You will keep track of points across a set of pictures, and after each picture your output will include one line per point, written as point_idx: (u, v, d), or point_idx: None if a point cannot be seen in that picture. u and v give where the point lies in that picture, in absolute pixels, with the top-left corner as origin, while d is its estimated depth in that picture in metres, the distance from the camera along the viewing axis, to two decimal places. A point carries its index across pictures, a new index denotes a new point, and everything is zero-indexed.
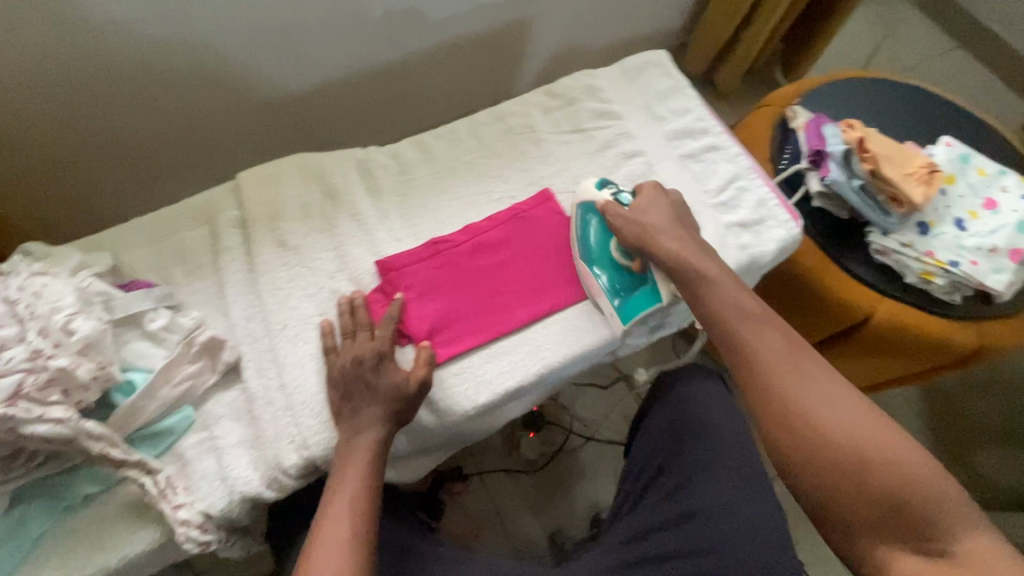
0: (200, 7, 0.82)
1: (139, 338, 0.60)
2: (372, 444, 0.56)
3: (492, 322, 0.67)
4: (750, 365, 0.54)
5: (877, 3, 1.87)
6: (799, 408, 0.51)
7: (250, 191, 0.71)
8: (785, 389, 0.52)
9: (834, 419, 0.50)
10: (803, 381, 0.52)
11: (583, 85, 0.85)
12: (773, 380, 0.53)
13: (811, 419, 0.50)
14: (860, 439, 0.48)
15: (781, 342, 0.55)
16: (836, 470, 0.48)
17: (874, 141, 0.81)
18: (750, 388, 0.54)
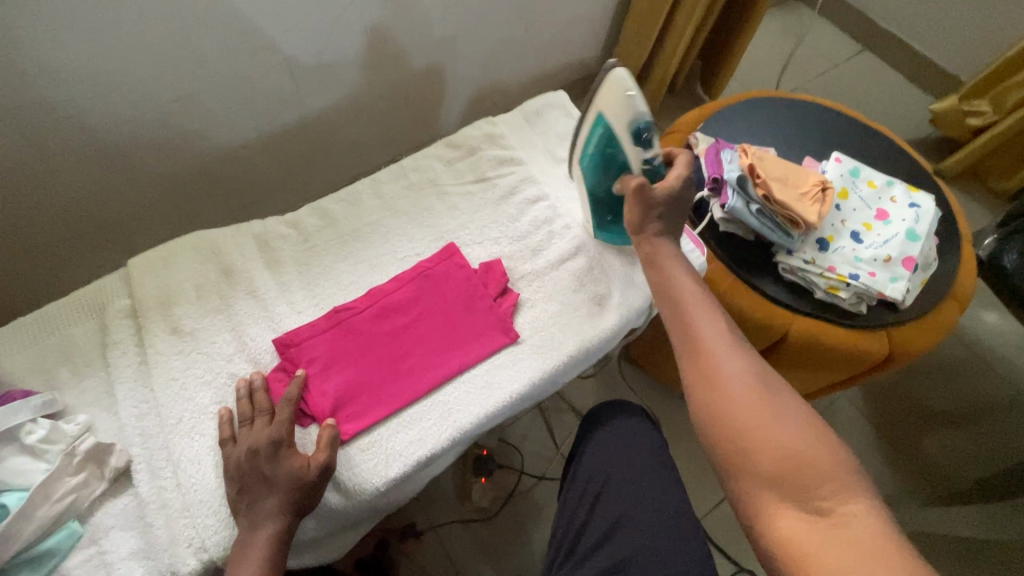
0: (82, 90, 0.80)
1: (15, 454, 0.56)
2: (265, 544, 0.53)
3: (401, 388, 0.66)
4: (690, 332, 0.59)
5: (784, 15, 1.96)
6: (729, 369, 0.55)
7: (139, 278, 0.69)
8: (716, 356, 0.57)
9: (762, 388, 0.54)
10: (739, 353, 0.57)
11: (483, 134, 0.86)
12: (709, 343, 0.57)
13: (733, 383, 0.55)
14: (771, 407, 0.53)
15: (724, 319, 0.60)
16: (754, 428, 0.52)
17: (767, 166, 0.84)
18: (686, 346, 0.59)
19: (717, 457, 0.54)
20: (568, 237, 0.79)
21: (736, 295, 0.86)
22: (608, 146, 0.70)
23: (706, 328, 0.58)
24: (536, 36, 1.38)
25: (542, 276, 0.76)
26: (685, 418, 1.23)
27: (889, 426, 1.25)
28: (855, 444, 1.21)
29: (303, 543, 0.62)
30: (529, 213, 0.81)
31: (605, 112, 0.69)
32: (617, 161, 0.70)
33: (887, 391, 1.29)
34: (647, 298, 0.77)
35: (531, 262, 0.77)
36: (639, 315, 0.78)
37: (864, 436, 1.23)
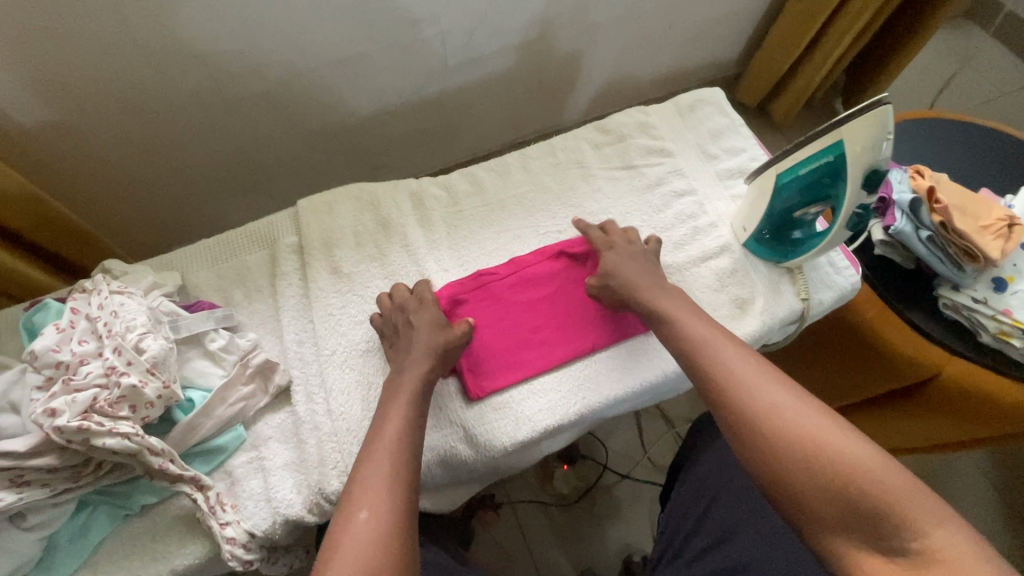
0: (276, 41, 0.87)
1: (200, 357, 0.63)
2: (393, 434, 0.53)
3: (538, 358, 0.67)
4: (708, 373, 0.55)
5: (948, 34, 1.79)
6: (740, 404, 0.51)
7: (307, 218, 0.75)
8: (748, 398, 0.51)
9: (764, 416, 0.50)
10: (742, 385, 0.52)
11: (635, 122, 0.85)
12: (722, 385, 0.53)
13: (776, 419, 0.49)
14: (811, 436, 0.47)
15: (718, 355, 0.56)
16: (774, 463, 0.48)
17: (944, 190, 0.77)
18: (714, 389, 0.54)
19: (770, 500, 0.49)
20: (714, 237, 0.77)
21: (882, 324, 0.80)
22: (827, 176, 0.62)
23: (720, 367, 0.55)
24: (678, 32, 1.34)
25: (683, 271, 0.74)
26: None
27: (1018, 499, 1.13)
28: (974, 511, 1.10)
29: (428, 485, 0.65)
30: (674, 206, 0.79)
31: (848, 141, 0.58)
32: (826, 192, 0.63)
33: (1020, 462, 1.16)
34: (792, 312, 0.73)
35: (672, 256, 0.76)
36: (779, 328, 0.74)
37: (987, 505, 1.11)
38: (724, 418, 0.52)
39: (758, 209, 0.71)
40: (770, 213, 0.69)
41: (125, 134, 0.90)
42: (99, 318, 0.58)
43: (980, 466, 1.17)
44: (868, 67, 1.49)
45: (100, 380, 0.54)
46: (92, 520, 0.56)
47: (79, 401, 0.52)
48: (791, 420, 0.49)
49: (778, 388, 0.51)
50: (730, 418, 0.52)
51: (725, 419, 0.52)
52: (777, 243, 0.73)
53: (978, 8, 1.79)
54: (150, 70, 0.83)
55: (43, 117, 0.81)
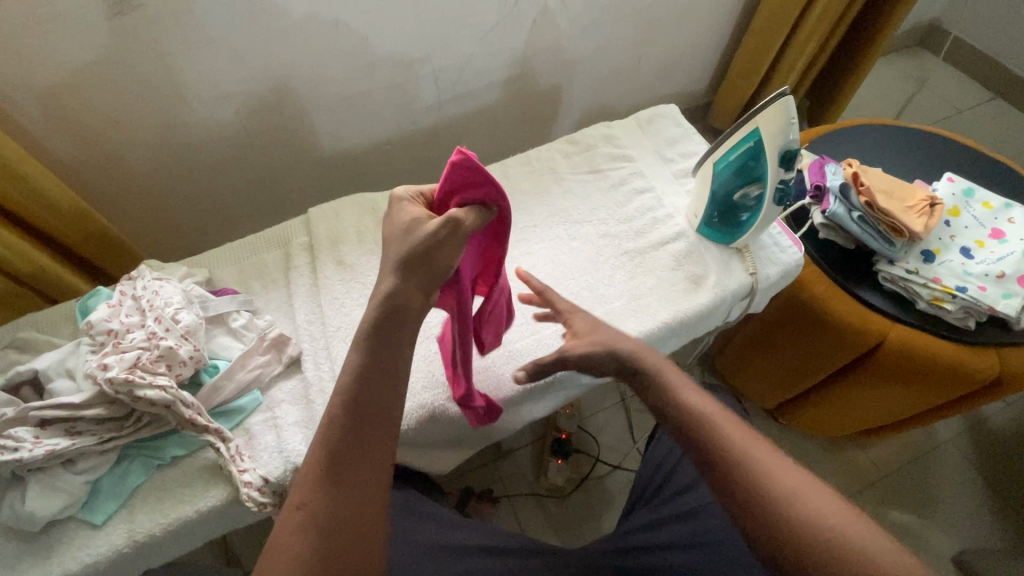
0: (290, 81, 1.03)
1: (224, 333, 0.74)
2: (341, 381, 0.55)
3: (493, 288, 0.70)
4: (729, 466, 0.54)
5: (903, 61, 1.95)
6: (787, 514, 0.50)
7: (316, 221, 0.87)
8: (776, 498, 0.51)
9: (784, 507, 0.50)
10: (757, 472, 0.53)
11: (600, 135, 0.98)
12: (741, 470, 0.53)
13: (807, 523, 0.49)
14: (845, 540, 0.48)
15: (726, 434, 0.55)
16: (801, 557, 0.48)
17: (870, 178, 0.87)
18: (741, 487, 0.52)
19: None
20: (671, 225, 0.87)
21: (832, 298, 0.88)
22: (751, 160, 0.74)
23: (740, 460, 0.53)
24: (648, 66, 1.50)
25: (644, 255, 0.85)
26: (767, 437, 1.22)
27: (995, 479, 1.18)
28: (953, 491, 1.15)
29: (423, 444, 0.74)
30: (635, 202, 0.91)
31: (762, 128, 0.71)
32: (752, 174, 0.75)
33: (995, 444, 1.22)
34: (742, 285, 0.82)
35: (635, 242, 0.86)
36: (731, 302, 0.84)
37: (965, 486, 1.16)
38: (757, 525, 0.51)
39: (703, 195, 0.82)
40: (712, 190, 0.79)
41: (161, 163, 1.04)
42: (142, 297, 0.69)
43: (961, 448, 1.21)
44: (825, 90, 1.64)
45: (141, 344, 0.64)
46: (129, 469, 0.65)
47: (126, 358, 0.62)
48: (811, 510, 0.50)
49: (794, 473, 0.52)
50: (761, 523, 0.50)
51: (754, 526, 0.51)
52: (725, 225, 0.82)
53: (930, 36, 1.96)
54: (184, 108, 0.98)
55: (94, 149, 0.96)
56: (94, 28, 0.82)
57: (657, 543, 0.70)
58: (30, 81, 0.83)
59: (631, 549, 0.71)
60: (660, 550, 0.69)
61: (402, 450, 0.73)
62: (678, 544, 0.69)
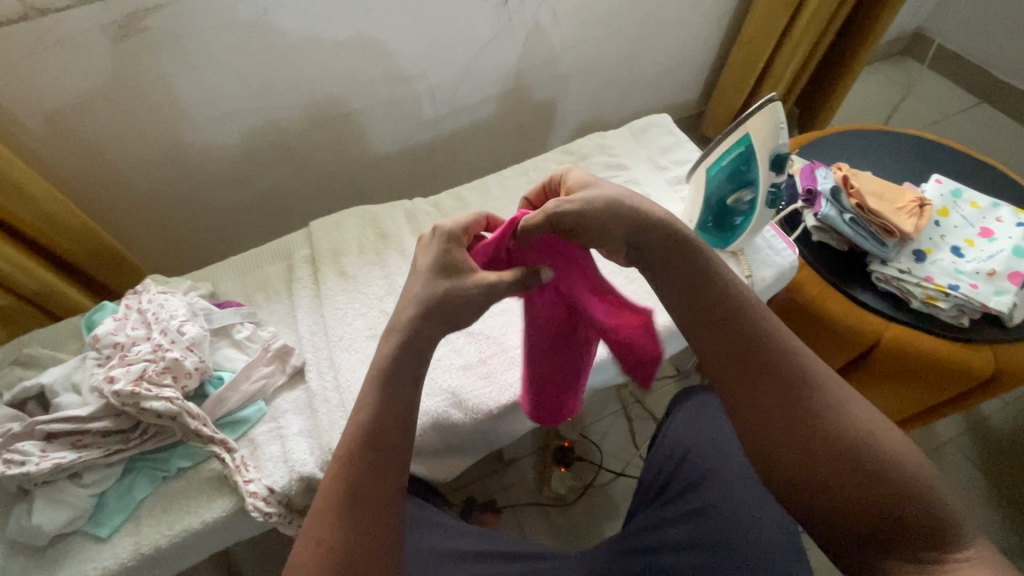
0: (291, 98, 1.05)
1: (228, 346, 0.75)
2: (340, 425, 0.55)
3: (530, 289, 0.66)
4: (750, 359, 0.56)
5: (889, 70, 2.00)
6: (801, 406, 0.54)
7: (318, 234, 0.88)
8: (793, 391, 0.54)
9: (813, 406, 0.53)
10: (796, 372, 0.55)
11: (595, 145, 1.01)
12: (767, 364, 0.55)
13: (819, 416, 0.53)
14: (854, 433, 0.51)
15: (752, 329, 0.57)
16: (823, 460, 0.52)
17: (859, 181, 0.89)
18: (756, 376, 0.55)
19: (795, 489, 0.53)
20: None
21: (827, 300, 0.89)
22: (743, 164, 0.76)
23: (767, 354, 0.56)
24: (639, 78, 1.53)
25: None
26: None
27: (998, 478, 1.18)
28: (958, 491, 1.15)
29: (427, 451, 0.74)
30: None
31: (752, 133, 0.73)
32: (744, 178, 0.77)
33: (996, 442, 1.22)
34: None
35: None
36: None
37: (969, 486, 1.17)
38: (770, 411, 0.54)
39: (697, 201, 0.83)
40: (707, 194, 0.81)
41: (163, 180, 1.05)
42: (147, 310, 0.70)
43: (962, 447, 1.21)
44: (814, 98, 1.67)
45: (148, 356, 0.65)
46: (135, 481, 0.66)
47: (133, 370, 0.63)
48: (837, 415, 0.53)
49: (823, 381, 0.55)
50: (768, 408, 0.54)
51: (764, 412, 0.54)
52: (719, 230, 0.84)
53: (914, 44, 2.01)
54: (187, 127, 1.00)
55: (98, 167, 0.97)
56: (101, 52, 0.84)
57: (665, 544, 0.70)
58: (37, 103, 0.85)
59: (635, 550, 0.71)
60: (663, 552, 0.69)
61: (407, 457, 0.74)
62: (681, 546, 0.69)
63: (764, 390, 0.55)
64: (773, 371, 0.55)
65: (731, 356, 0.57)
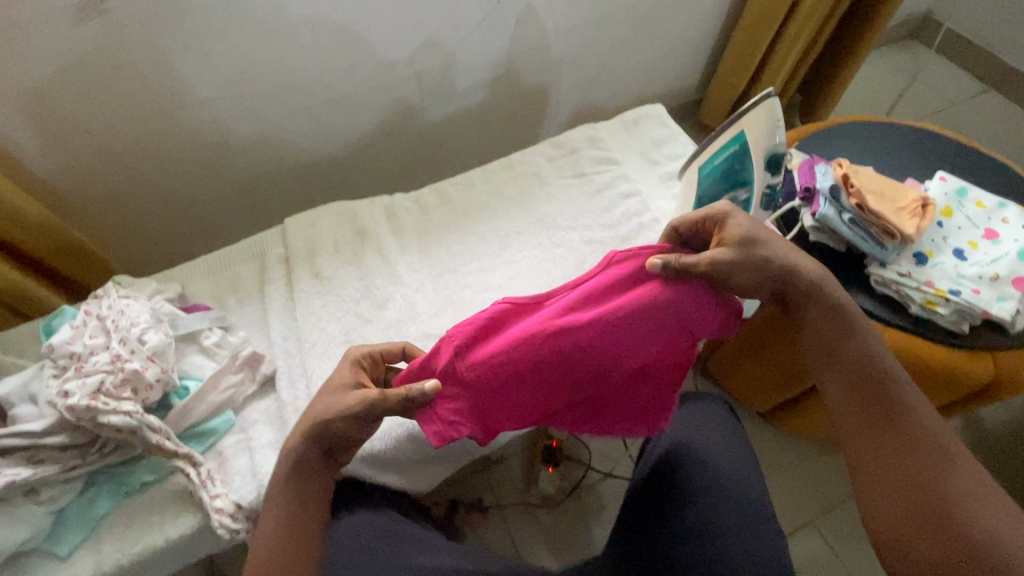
0: (269, 86, 1.00)
1: (196, 352, 0.71)
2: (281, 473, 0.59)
3: (474, 381, 0.60)
4: (882, 425, 0.58)
5: (898, 55, 1.93)
6: (922, 477, 0.54)
7: (293, 232, 0.84)
8: (922, 465, 0.55)
9: (942, 484, 0.54)
10: (931, 447, 0.56)
11: (585, 137, 0.96)
12: (903, 434, 0.57)
13: (940, 497, 0.53)
14: (984, 522, 0.51)
15: (897, 397, 0.58)
16: (950, 552, 0.51)
17: (860, 179, 0.85)
18: (887, 437, 0.57)
19: (892, 551, 0.55)
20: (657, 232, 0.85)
21: None
22: (738, 162, 0.71)
23: (903, 423, 0.57)
24: (636, 63, 1.47)
25: None
26: (758, 441, 1.21)
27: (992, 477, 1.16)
28: None
29: (404, 462, 0.72)
30: (620, 206, 0.89)
31: (748, 130, 0.70)
32: (739, 177, 0.72)
33: (992, 441, 1.20)
34: None
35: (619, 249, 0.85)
36: None
37: None
38: (885, 474, 0.56)
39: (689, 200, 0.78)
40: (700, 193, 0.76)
41: (133, 171, 1.00)
42: (107, 316, 0.66)
43: None
44: (816, 84, 1.61)
45: (106, 367, 0.62)
46: (96, 496, 0.63)
47: (89, 383, 0.60)
48: (970, 501, 0.52)
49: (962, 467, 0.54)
50: (883, 470, 0.57)
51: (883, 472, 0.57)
52: None
53: (923, 27, 1.94)
54: (157, 115, 0.95)
55: (64, 157, 0.93)
56: (58, 35, 0.79)
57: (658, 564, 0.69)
58: None
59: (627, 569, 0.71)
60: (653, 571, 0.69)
61: (380, 469, 0.71)
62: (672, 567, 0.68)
63: (889, 451, 0.57)
64: (908, 445, 0.56)
65: (862, 416, 0.59)
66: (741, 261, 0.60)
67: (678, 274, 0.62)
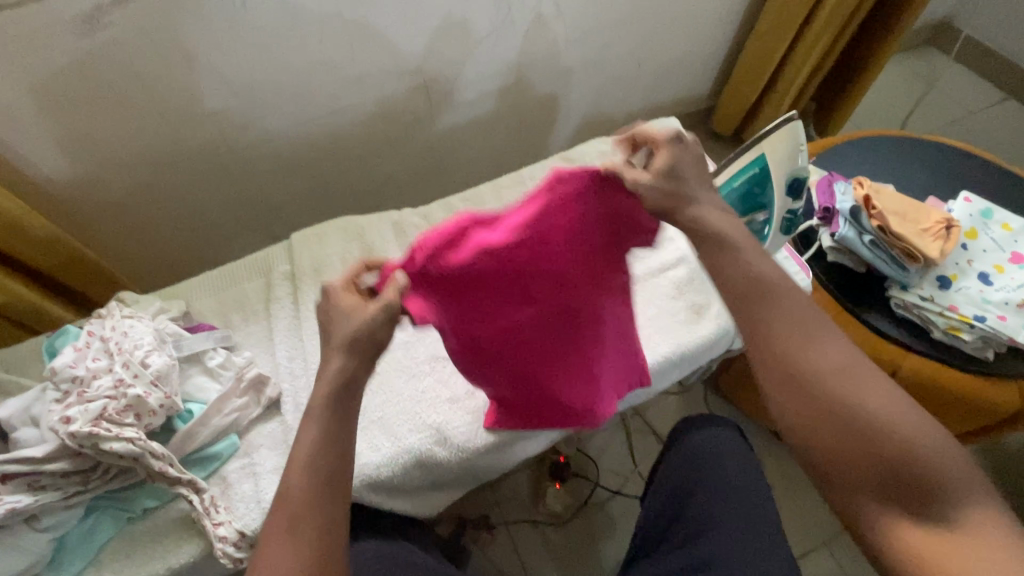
0: (277, 97, 0.99)
1: (200, 373, 0.70)
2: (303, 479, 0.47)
3: (439, 285, 0.53)
4: (778, 333, 0.48)
5: (915, 62, 1.89)
6: (829, 382, 0.46)
7: (300, 249, 0.83)
8: (825, 369, 0.47)
9: (849, 386, 0.46)
10: (820, 342, 0.47)
11: (597, 152, 0.94)
12: (796, 336, 0.48)
13: (851, 400, 0.46)
14: (890, 413, 0.45)
15: (785, 295, 0.49)
16: (864, 457, 0.45)
17: (882, 198, 0.82)
18: (784, 351, 0.48)
19: (817, 472, 0.47)
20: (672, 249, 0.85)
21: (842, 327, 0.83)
22: (758, 185, 0.67)
23: (790, 324, 0.48)
24: (648, 71, 1.45)
25: (643, 283, 0.82)
26: (771, 460, 1.18)
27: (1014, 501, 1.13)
28: None
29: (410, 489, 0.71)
30: None
31: (770, 153, 0.67)
32: (759, 201, 0.68)
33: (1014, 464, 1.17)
34: None
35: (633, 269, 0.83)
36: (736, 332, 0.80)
37: None
38: (791, 389, 0.47)
39: None
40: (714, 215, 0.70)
41: (140, 182, 0.99)
42: (110, 338, 0.65)
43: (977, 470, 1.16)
44: (831, 94, 1.58)
45: (109, 392, 0.61)
46: (98, 523, 0.62)
47: (91, 409, 0.59)
48: (874, 394, 0.46)
49: (841, 352, 0.47)
50: (794, 389, 0.47)
51: (791, 388, 0.47)
52: None
53: (941, 35, 1.91)
54: (164, 126, 0.94)
55: (70, 169, 0.92)
56: (64, 48, 0.78)
57: None
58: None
59: None
60: None
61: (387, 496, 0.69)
62: None
63: (798, 359, 0.47)
64: (810, 350, 0.47)
65: (749, 323, 0.49)
66: (674, 173, 0.51)
67: (606, 187, 0.53)
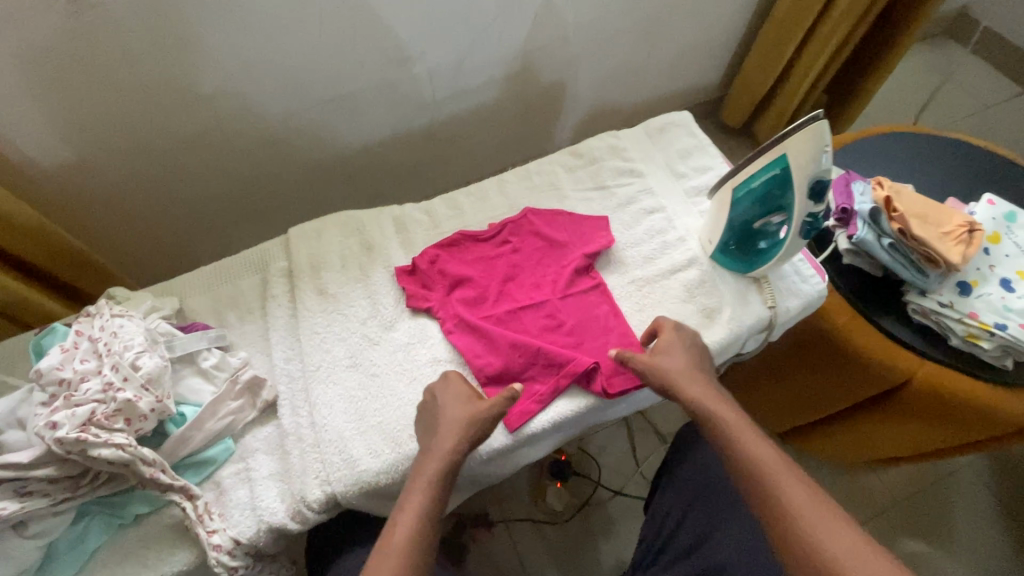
0: (274, 85, 0.95)
1: (193, 374, 0.68)
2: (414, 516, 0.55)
3: (439, 283, 0.77)
4: (776, 507, 0.55)
5: (931, 53, 1.84)
6: (820, 554, 0.51)
7: (297, 244, 0.80)
8: (820, 543, 0.51)
9: (844, 560, 0.50)
10: (816, 519, 0.53)
11: (606, 146, 0.91)
12: (788, 506, 0.54)
13: (847, 573, 0.49)
14: None
15: (777, 476, 0.56)
16: None
17: (903, 200, 0.79)
18: (782, 520, 0.54)
19: None
20: (683, 250, 0.80)
21: (855, 332, 0.81)
22: (777, 188, 0.66)
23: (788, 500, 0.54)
24: (658, 60, 1.40)
25: (653, 284, 0.79)
26: None
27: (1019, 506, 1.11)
28: (974, 520, 1.09)
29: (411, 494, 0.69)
30: (644, 223, 0.83)
31: (791, 154, 0.63)
32: (777, 203, 0.68)
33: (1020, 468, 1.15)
34: (760, 319, 0.76)
35: (642, 269, 0.80)
36: (748, 336, 0.77)
37: (987, 515, 1.10)
38: (793, 559, 0.52)
39: (720, 222, 0.75)
40: (733, 211, 0.72)
41: (132, 171, 0.96)
42: (99, 338, 0.62)
43: (983, 475, 1.14)
44: (845, 86, 1.54)
45: (98, 395, 0.58)
46: (88, 530, 0.60)
47: (78, 414, 0.56)
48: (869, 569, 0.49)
49: (843, 530, 0.52)
50: (795, 557, 0.52)
51: (790, 557, 0.53)
52: (742, 254, 0.76)
53: (958, 25, 1.85)
54: (156, 113, 0.90)
55: (58, 157, 0.88)
56: (50, 30, 0.74)
57: None
58: None
59: None
60: None
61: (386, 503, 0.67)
62: None
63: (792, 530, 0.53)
64: (804, 522, 0.53)
65: (753, 496, 0.57)
66: (686, 360, 0.67)
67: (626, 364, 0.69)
